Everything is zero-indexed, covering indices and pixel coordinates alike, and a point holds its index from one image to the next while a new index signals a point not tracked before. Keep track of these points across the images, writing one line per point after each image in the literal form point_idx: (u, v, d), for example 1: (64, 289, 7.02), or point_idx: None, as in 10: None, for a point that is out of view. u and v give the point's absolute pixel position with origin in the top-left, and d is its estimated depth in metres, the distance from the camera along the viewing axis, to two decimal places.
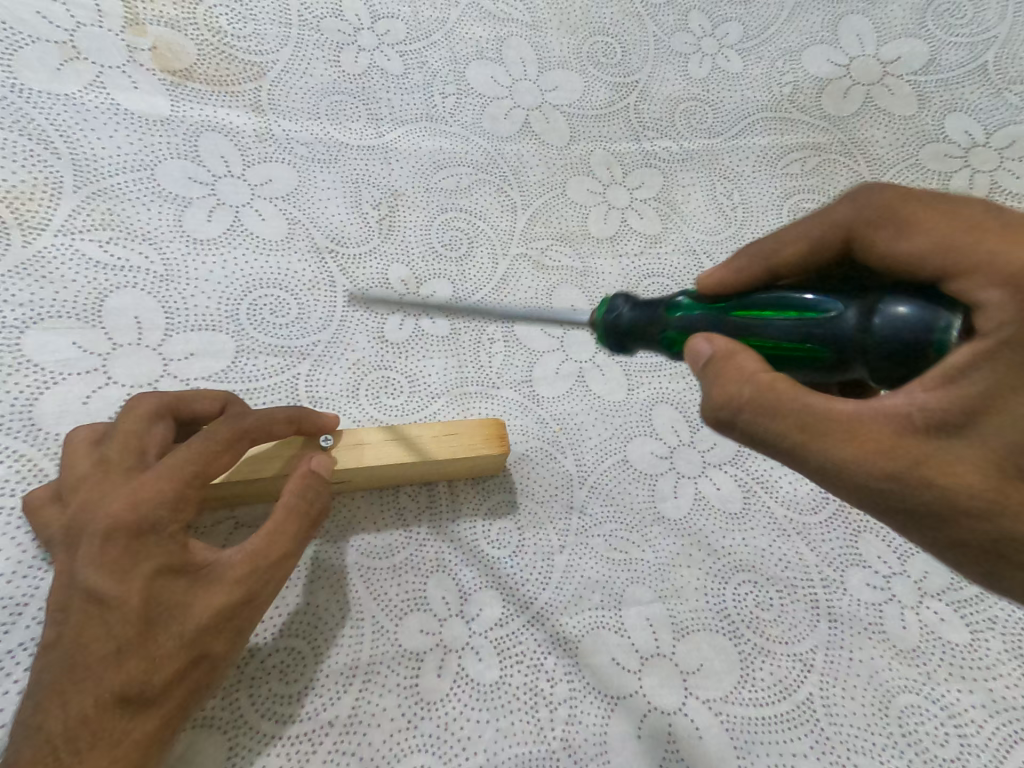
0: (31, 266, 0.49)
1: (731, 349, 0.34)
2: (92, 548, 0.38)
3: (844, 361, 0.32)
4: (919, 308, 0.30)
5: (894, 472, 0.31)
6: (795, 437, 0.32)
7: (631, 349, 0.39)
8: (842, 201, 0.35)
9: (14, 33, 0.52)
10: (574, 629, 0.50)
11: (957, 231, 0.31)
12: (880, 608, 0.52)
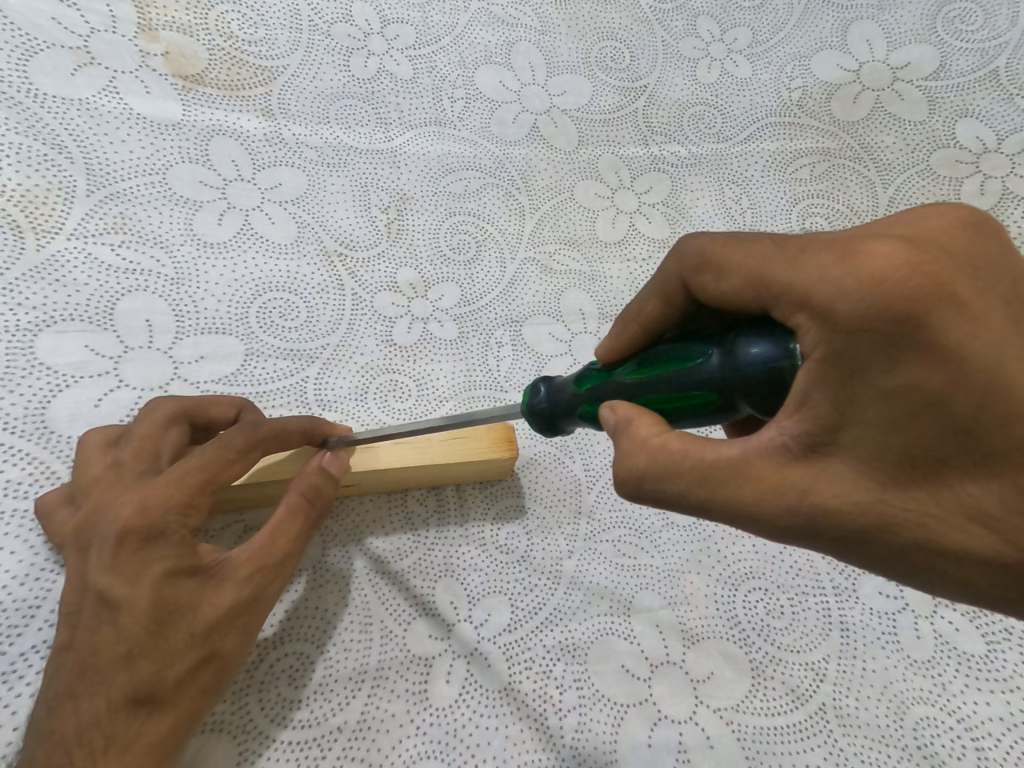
0: (44, 269, 0.49)
1: (626, 413, 0.32)
2: (105, 551, 0.38)
3: (728, 404, 0.29)
4: (770, 341, 0.28)
5: (804, 509, 0.28)
6: (699, 493, 0.30)
7: (561, 427, 0.38)
8: (668, 257, 0.35)
9: (29, 39, 0.52)
10: (584, 635, 0.50)
11: (764, 262, 0.29)
12: (893, 618, 0.51)
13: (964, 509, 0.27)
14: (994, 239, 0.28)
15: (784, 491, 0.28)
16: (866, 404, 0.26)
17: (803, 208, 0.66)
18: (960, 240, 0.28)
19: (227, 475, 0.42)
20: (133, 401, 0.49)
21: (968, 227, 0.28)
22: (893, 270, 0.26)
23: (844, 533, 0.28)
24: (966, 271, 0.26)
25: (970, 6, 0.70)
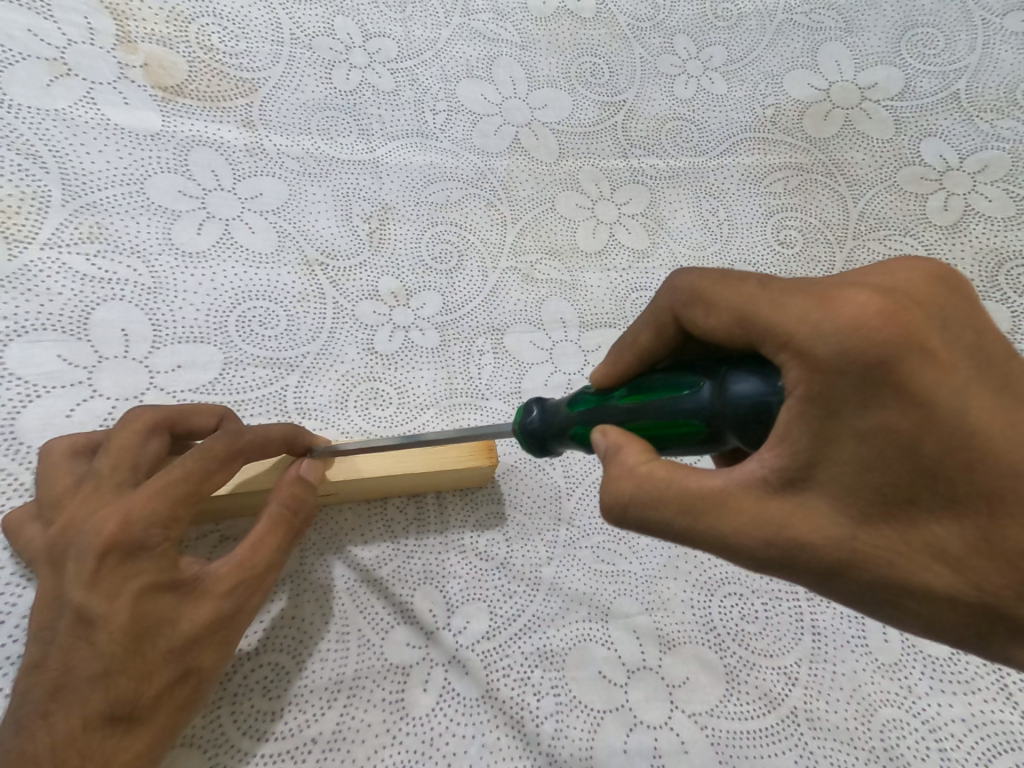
0: (17, 279, 0.49)
1: (618, 439, 0.33)
2: (82, 566, 0.38)
3: (715, 436, 0.30)
4: (757, 378, 0.29)
5: (783, 542, 0.29)
6: (682, 522, 0.30)
7: (553, 448, 0.38)
8: (660, 290, 0.35)
9: (5, 50, 0.52)
10: (561, 642, 0.50)
11: (752, 301, 0.30)
12: (863, 622, 0.52)
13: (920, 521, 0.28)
14: (964, 288, 0.30)
15: (762, 521, 0.29)
16: (843, 431, 0.27)
17: (777, 219, 0.68)
18: (936, 290, 0.28)
19: (208, 486, 0.41)
20: (107, 411, 0.48)
21: (944, 278, 0.29)
22: (871, 319, 0.27)
23: (816, 551, 0.29)
24: (937, 323, 0.28)
25: (933, 29, 0.73)
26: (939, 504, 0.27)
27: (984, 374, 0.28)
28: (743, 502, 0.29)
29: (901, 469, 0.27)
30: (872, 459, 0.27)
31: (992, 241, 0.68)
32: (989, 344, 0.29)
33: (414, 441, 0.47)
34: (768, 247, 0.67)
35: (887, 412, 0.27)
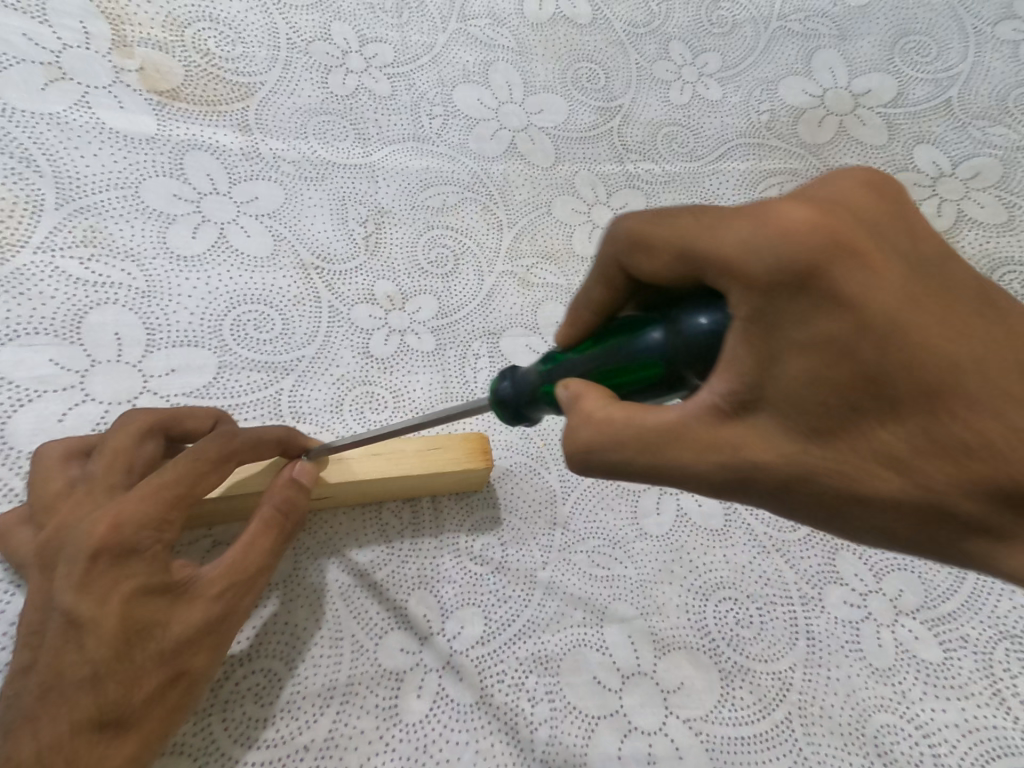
0: (10, 282, 0.49)
1: (579, 389, 0.32)
2: (72, 570, 0.37)
3: (674, 375, 0.29)
4: (711, 312, 0.28)
5: (738, 468, 0.28)
6: (640, 458, 0.30)
7: (526, 413, 0.38)
8: (601, 240, 0.32)
9: (0, 55, 0.52)
10: (556, 647, 0.50)
11: (688, 228, 0.28)
12: (857, 627, 0.52)
13: (882, 441, 0.26)
14: (897, 195, 0.29)
15: (717, 450, 0.28)
16: (789, 347, 0.26)
17: None
18: (866, 200, 0.28)
19: (201, 488, 0.41)
20: (100, 415, 0.48)
21: (872, 188, 0.28)
22: (807, 227, 0.25)
23: (775, 477, 0.28)
24: (872, 232, 0.26)
25: (926, 38, 0.74)
26: (937, 498, 0.27)
27: (929, 274, 0.27)
28: (700, 436, 0.28)
29: (856, 378, 0.26)
30: (821, 378, 0.26)
31: (985, 248, 0.68)
32: (930, 243, 0.28)
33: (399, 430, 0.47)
34: None
35: (832, 329, 0.25)
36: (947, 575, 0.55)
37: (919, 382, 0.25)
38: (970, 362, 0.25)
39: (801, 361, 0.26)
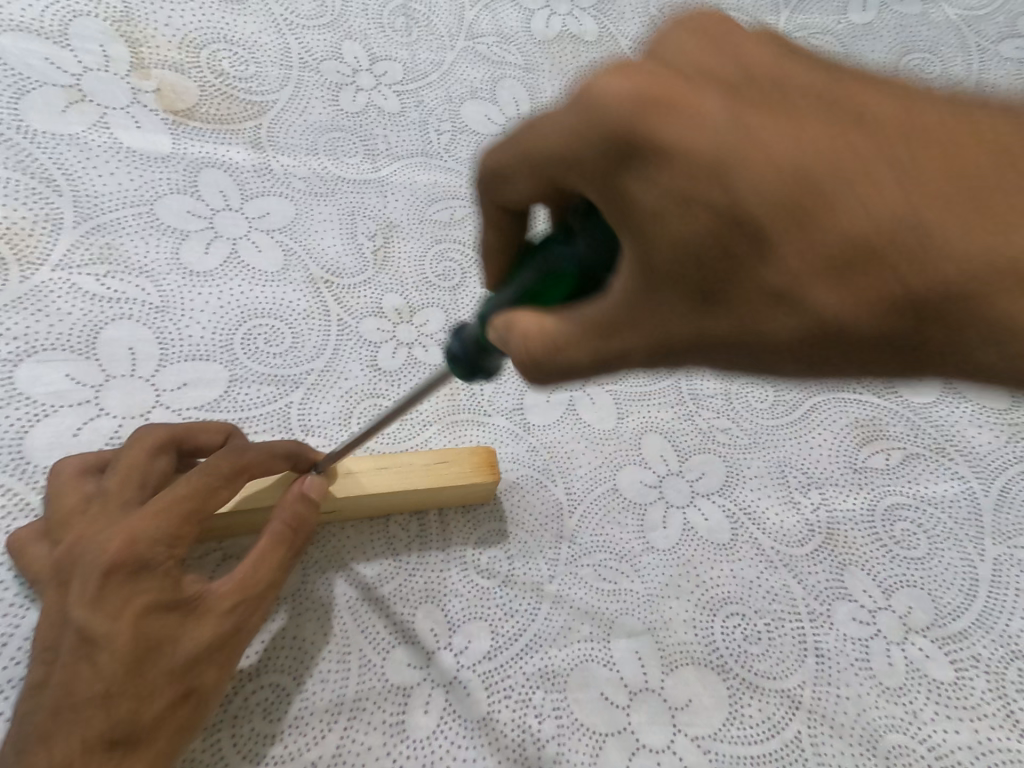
0: (28, 299, 0.50)
1: (508, 319, 0.32)
2: (87, 586, 0.38)
3: (586, 276, 0.30)
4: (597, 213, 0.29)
5: (659, 338, 0.28)
6: (574, 354, 0.30)
7: (476, 371, 0.38)
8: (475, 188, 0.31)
9: (22, 78, 0.54)
10: (563, 662, 0.50)
11: (522, 140, 0.28)
12: (866, 644, 0.52)
13: (783, 274, 0.25)
14: (719, 34, 0.28)
15: (633, 325, 0.28)
16: (646, 210, 0.25)
17: None
18: (686, 52, 0.27)
19: (213, 502, 0.42)
20: (114, 429, 0.49)
21: (694, 36, 0.28)
22: (629, 94, 0.24)
23: (688, 335, 0.27)
24: (695, 75, 0.26)
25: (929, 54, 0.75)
26: None
27: (769, 101, 0.25)
28: (616, 312, 0.28)
29: (724, 218, 0.24)
30: (683, 230, 0.25)
31: None
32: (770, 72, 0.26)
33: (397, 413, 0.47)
34: None
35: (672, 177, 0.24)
36: (956, 592, 0.54)
37: (794, 205, 0.24)
38: (837, 162, 0.24)
39: (668, 222, 0.25)
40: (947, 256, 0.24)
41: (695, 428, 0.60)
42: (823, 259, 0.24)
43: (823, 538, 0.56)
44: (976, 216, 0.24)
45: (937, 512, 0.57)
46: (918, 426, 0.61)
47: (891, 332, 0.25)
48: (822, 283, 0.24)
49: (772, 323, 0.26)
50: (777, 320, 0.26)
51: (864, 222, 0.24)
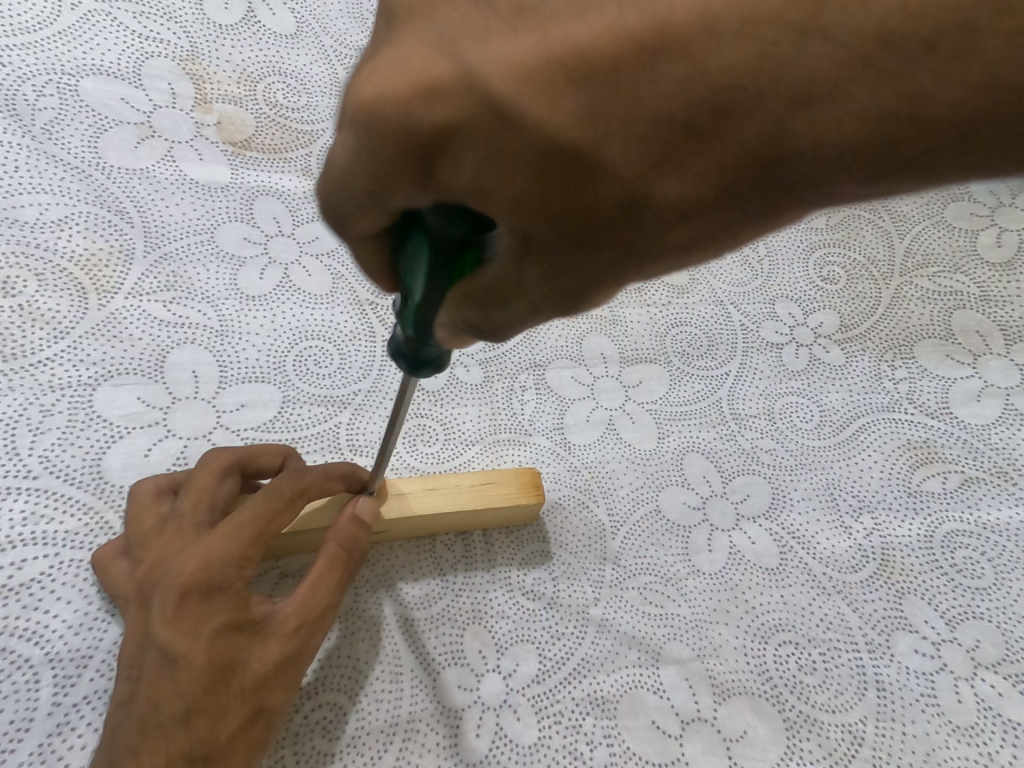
0: (105, 326, 0.53)
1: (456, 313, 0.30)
2: (166, 607, 0.40)
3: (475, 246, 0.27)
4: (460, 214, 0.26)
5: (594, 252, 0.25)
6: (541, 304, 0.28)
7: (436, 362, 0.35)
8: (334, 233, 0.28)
9: (99, 117, 0.57)
10: (613, 688, 0.50)
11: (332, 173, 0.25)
12: (931, 678, 0.50)
13: (646, 154, 0.22)
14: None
15: (561, 258, 0.25)
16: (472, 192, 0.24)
17: (820, 255, 0.67)
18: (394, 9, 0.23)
19: (275, 524, 0.43)
20: (181, 450, 0.51)
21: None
22: (404, 98, 0.22)
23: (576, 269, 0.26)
24: (423, 31, 0.22)
25: None
26: None
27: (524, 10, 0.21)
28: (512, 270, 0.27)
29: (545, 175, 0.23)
30: (526, 179, 0.23)
31: None
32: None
33: (391, 436, 0.46)
34: (811, 283, 0.66)
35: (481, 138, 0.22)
36: None
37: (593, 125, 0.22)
38: (608, 65, 0.21)
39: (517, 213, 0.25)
40: (755, 107, 0.21)
41: (738, 449, 0.59)
42: (642, 136, 0.22)
43: (877, 565, 0.55)
44: (780, 48, 0.20)
45: (999, 540, 0.56)
46: (975, 450, 0.59)
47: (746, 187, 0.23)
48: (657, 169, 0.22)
49: (639, 232, 0.24)
50: (641, 226, 0.24)
51: (659, 111, 0.21)
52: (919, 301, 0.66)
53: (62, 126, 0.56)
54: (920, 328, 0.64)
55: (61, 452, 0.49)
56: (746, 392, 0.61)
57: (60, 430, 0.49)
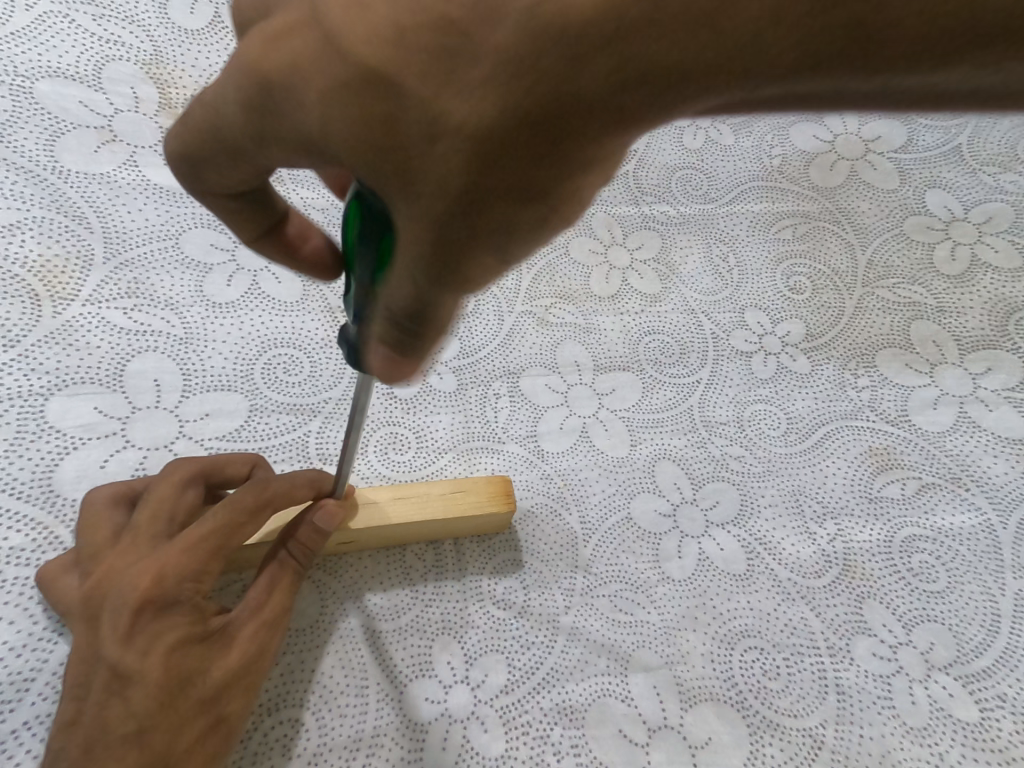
0: (60, 334, 0.51)
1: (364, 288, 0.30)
2: (119, 622, 0.39)
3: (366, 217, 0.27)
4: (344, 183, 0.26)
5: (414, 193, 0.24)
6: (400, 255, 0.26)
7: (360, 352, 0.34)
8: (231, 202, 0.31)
9: (58, 121, 0.56)
10: (581, 697, 0.50)
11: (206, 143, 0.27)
12: (888, 681, 0.52)
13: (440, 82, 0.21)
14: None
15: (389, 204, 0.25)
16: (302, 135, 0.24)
17: (787, 266, 0.69)
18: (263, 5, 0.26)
19: (236, 534, 0.43)
20: (139, 461, 0.50)
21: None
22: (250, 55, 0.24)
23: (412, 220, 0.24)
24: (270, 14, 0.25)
25: None
26: None
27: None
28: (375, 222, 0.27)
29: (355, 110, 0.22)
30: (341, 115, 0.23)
31: (1000, 291, 0.69)
32: None
33: (356, 433, 0.44)
34: (778, 293, 0.68)
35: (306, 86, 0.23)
36: (979, 628, 0.54)
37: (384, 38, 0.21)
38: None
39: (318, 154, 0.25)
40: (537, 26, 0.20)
41: (707, 456, 0.60)
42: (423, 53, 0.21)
43: (840, 570, 0.56)
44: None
45: (954, 544, 0.57)
46: (932, 456, 0.61)
47: (525, 130, 0.21)
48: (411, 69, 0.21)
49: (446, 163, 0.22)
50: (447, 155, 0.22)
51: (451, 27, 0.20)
52: (881, 311, 0.67)
53: (16, 130, 0.55)
54: (882, 337, 0.66)
55: (9, 465, 0.47)
56: (716, 400, 0.62)
57: (10, 442, 0.48)
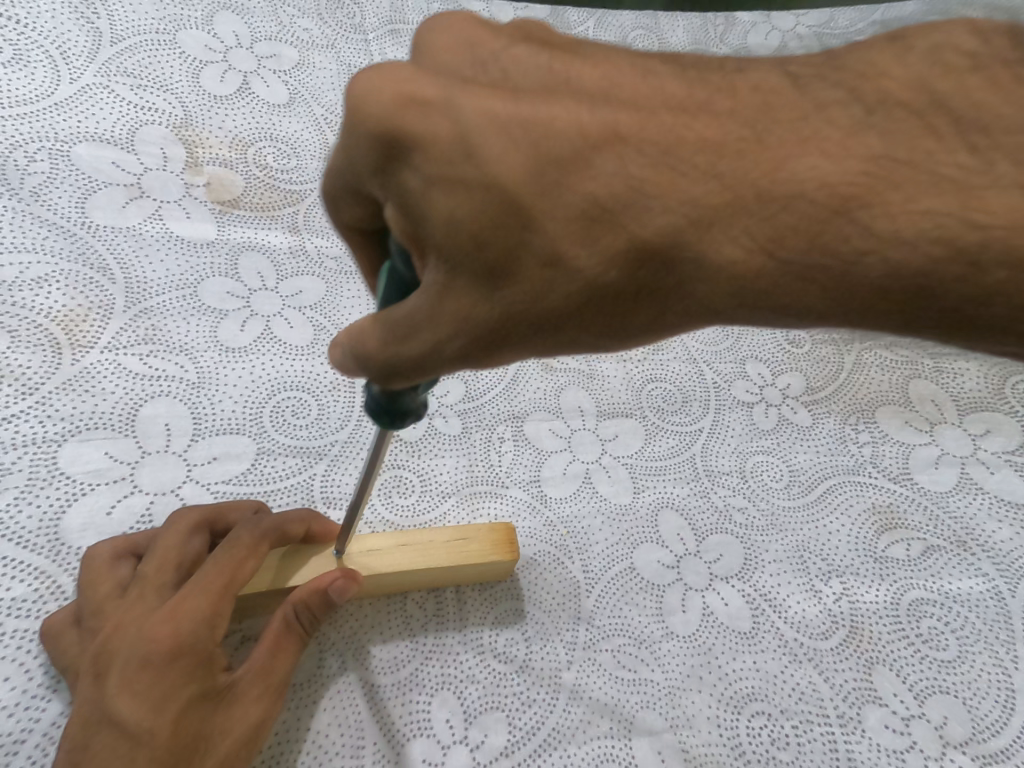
0: (77, 381, 0.52)
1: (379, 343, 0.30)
2: (129, 675, 0.40)
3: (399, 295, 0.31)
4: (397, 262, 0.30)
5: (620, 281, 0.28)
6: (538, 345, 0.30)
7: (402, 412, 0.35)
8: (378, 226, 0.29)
9: (89, 180, 0.59)
10: (583, 760, 0.48)
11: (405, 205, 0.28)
12: (902, 756, 0.50)
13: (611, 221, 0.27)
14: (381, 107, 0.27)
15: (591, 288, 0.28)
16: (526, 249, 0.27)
17: None
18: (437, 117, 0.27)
19: (242, 578, 0.45)
20: (146, 507, 0.50)
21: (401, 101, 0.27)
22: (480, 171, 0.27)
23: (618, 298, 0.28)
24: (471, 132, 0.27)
25: None
26: None
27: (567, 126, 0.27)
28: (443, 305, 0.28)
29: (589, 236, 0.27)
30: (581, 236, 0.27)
31: None
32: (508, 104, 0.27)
33: (374, 469, 0.44)
34: (778, 345, 0.69)
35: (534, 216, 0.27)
36: (992, 701, 0.53)
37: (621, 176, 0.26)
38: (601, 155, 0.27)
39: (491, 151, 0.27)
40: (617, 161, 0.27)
41: (711, 506, 0.60)
42: None
43: (847, 632, 0.55)
44: None
45: (962, 609, 0.56)
46: (936, 515, 0.61)
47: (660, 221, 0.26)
48: (578, 173, 0.27)
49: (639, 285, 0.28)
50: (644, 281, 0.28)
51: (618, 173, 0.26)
52: (880, 365, 0.69)
53: (51, 189, 0.58)
54: (882, 391, 0.67)
55: (16, 513, 0.47)
56: (719, 450, 0.63)
57: (20, 489, 0.48)
